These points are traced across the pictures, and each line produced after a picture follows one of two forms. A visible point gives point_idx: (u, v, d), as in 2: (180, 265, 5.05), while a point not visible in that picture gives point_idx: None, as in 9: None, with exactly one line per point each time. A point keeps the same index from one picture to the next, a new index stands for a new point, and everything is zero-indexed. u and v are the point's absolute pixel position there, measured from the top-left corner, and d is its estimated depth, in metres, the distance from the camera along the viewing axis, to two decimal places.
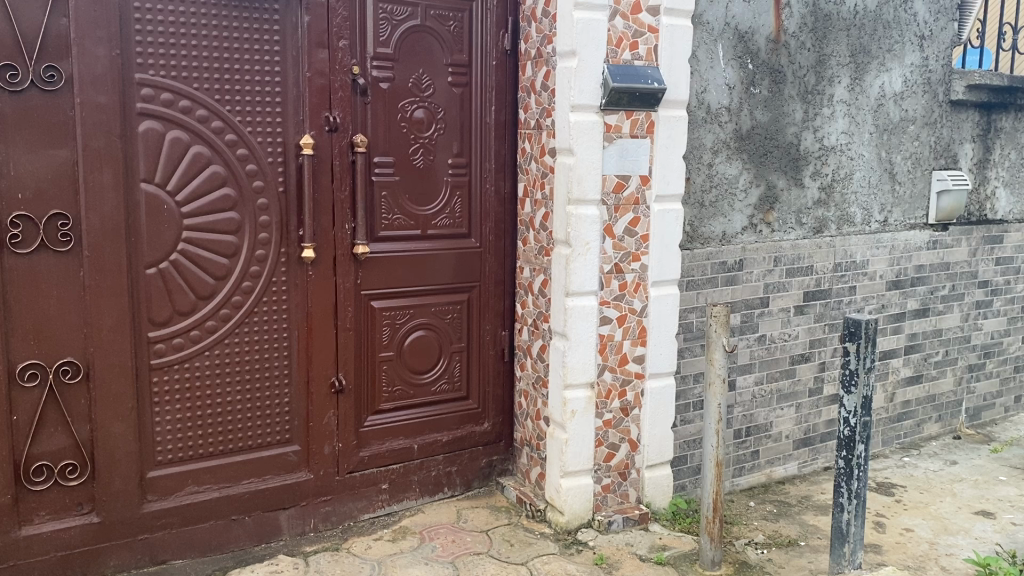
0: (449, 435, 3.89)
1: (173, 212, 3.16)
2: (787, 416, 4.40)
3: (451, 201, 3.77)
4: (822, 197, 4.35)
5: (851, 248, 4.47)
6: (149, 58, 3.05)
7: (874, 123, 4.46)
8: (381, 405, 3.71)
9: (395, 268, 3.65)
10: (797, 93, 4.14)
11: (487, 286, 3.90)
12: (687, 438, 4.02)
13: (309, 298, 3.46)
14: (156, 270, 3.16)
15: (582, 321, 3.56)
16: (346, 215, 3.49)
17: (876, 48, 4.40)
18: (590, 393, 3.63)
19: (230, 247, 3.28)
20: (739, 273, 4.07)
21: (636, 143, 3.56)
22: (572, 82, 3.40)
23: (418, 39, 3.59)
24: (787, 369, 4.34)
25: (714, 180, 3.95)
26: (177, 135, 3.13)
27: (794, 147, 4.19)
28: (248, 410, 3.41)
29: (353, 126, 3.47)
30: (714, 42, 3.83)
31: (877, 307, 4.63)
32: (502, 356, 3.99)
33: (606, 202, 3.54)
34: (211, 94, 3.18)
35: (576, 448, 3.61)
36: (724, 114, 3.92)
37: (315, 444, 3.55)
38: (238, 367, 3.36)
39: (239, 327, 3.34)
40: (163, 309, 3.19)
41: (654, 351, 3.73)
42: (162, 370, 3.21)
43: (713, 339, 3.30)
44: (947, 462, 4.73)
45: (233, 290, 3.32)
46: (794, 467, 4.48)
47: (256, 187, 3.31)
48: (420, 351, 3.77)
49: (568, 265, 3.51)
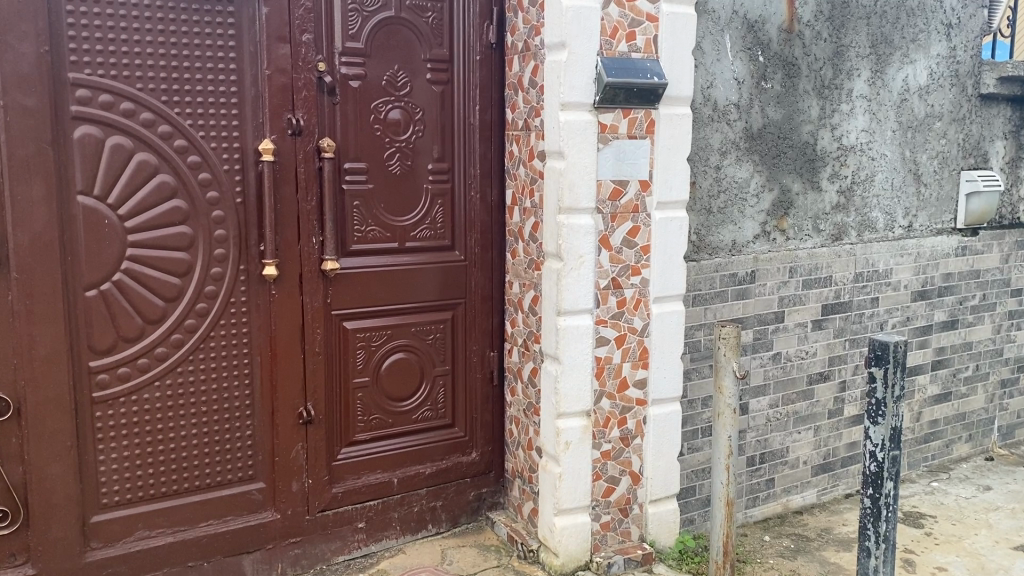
0: (433, 467, 3.54)
1: (115, 226, 2.83)
2: (804, 440, 4.04)
3: (432, 209, 3.42)
4: (841, 201, 3.97)
5: (874, 256, 4.10)
6: (84, 55, 2.72)
7: (898, 120, 4.08)
8: (356, 436, 3.37)
9: (369, 285, 3.31)
10: (813, 88, 3.77)
11: (474, 303, 3.55)
12: (694, 467, 3.68)
13: (272, 321, 3.13)
14: (97, 292, 2.83)
15: (577, 342, 3.20)
16: (313, 227, 3.15)
17: (899, 38, 4.02)
18: (586, 422, 3.27)
19: (182, 265, 2.96)
20: (751, 286, 3.70)
21: (635, 145, 3.21)
22: (562, 77, 3.04)
23: (392, 31, 3.25)
24: (804, 390, 3.98)
25: (722, 184, 3.59)
26: (119, 141, 2.80)
27: (811, 147, 3.82)
28: (205, 445, 3.08)
29: (319, 128, 3.13)
30: (720, 32, 3.47)
31: (901, 319, 4.26)
32: (491, 380, 3.63)
33: (602, 210, 3.18)
34: (157, 96, 2.84)
35: (571, 483, 3.26)
36: (733, 112, 3.56)
37: (282, 481, 3.22)
38: (193, 399, 3.04)
39: (193, 354, 3.01)
40: (106, 336, 2.86)
41: (657, 374, 3.37)
42: (106, 403, 2.88)
43: (721, 364, 2.93)
44: (980, 488, 4.35)
45: (186, 312, 2.99)
46: (813, 496, 4.12)
47: (210, 198, 2.98)
48: (400, 376, 3.43)
49: (559, 280, 3.15)
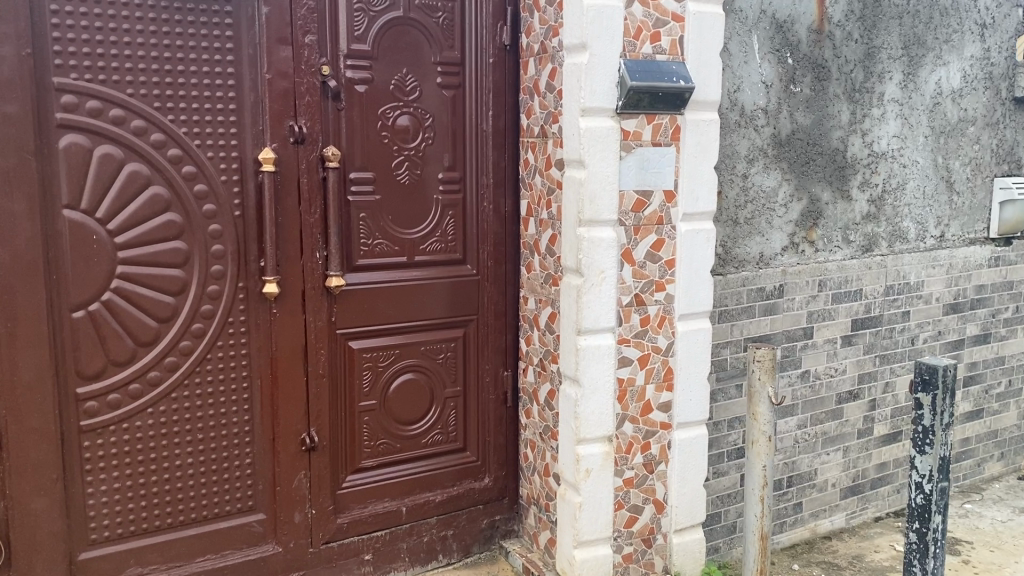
0: (443, 494, 3.34)
1: (105, 243, 2.63)
2: (833, 462, 3.84)
3: (443, 221, 3.22)
4: (871, 211, 3.77)
5: (905, 267, 3.90)
6: (70, 58, 2.53)
7: (930, 125, 3.88)
8: (362, 462, 3.16)
9: (376, 302, 3.10)
10: (843, 92, 3.57)
11: (487, 320, 3.34)
12: (720, 493, 3.49)
13: (273, 341, 2.93)
14: (85, 312, 2.64)
15: (597, 363, 3.00)
16: (316, 241, 2.95)
17: (932, 39, 3.82)
18: (607, 448, 3.07)
19: (176, 283, 2.76)
20: (779, 300, 3.51)
21: (660, 152, 3.00)
22: (582, 81, 2.84)
23: (401, 32, 3.05)
24: (833, 409, 3.78)
25: (749, 194, 3.39)
26: (109, 150, 2.60)
27: (840, 154, 3.62)
28: (202, 474, 2.88)
29: (323, 136, 2.93)
30: (748, 33, 3.28)
31: (933, 334, 4.07)
32: (505, 401, 3.43)
33: (624, 222, 2.98)
34: (149, 101, 2.64)
35: (591, 513, 3.05)
36: (761, 116, 3.36)
37: (284, 512, 3.02)
38: (189, 426, 2.84)
39: (188, 378, 2.81)
40: (95, 359, 2.66)
41: (683, 397, 3.17)
42: (95, 432, 2.69)
43: (756, 389, 2.73)
44: (1015, 510, 4.15)
45: (181, 333, 2.79)
46: (841, 520, 3.92)
47: (206, 211, 2.78)
48: (408, 398, 3.22)
49: (579, 297, 2.95)
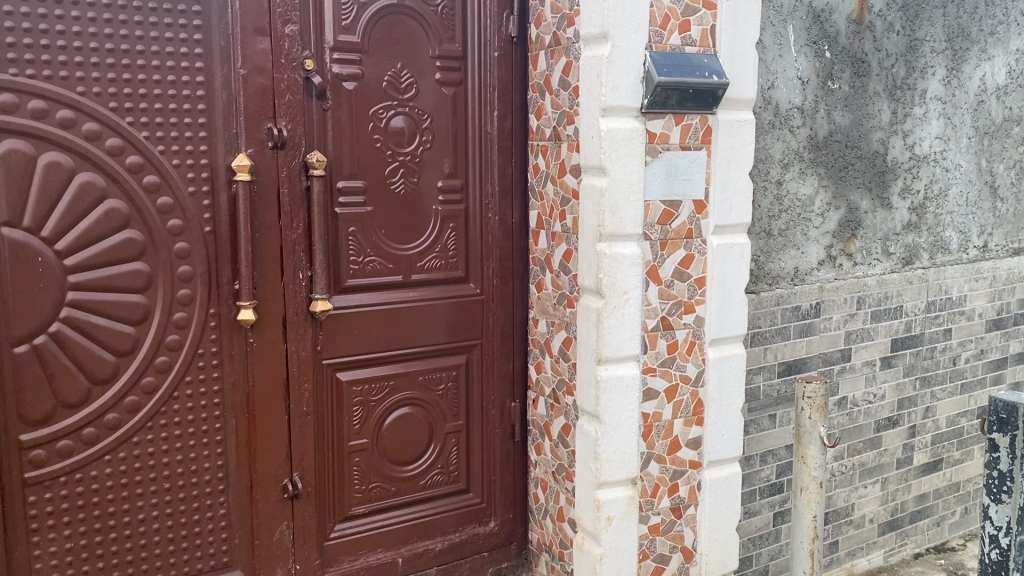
0: (444, 541, 2.97)
1: (52, 266, 2.27)
2: (871, 495, 3.49)
3: (443, 235, 2.85)
4: (912, 220, 3.43)
5: (946, 281, 3.57)
6: (8, 51, 2.16)
7: (973, 125, 3.55)
8: (352, 509, 2.79)
9: (366, 328, 2.74)
10: (883, 88, 3.23)
11: (492, 345, 2.98)
12: (752, 534, 3.15)
13: (250, 375, 2.56)
14: (29, 347, 2.27)
15: (619, 397, 2.64)
16: (299, 260, 2.59)
17: (977, 30, 3.48)
18: (631, 491, 2.71)
19: (137, 310, 2.39)
20: (815, 320, 3.16)
21: (689, 157, 2.65)
22: (604, 76, 2.48)
23: (394, 22, 2.68)
24: (871, 438, 3.44)
25: (784, 202, 3.06)
26: (56, 158, 2.23)
27: (880, 157, 3.28)
28: (169, 528, 2.51)
29: (306, 140, 2.56)
30: (783, 23, 2.94)
31: (975, 353, 3.73)
32: (513, 436, 3.06)
33: (650, 235, 2.63)
34: (103, 101, 2.27)
35: (613, 566, 2.70)
36: (796, 117, 3.02)
37: (264, 569, 2.65)
38: (154, 475, 2.47)
39: (152, 420, 2.44)
40: (42, 401, 2.30)
41: (714, 432, 2.82)
42: (43, 485, 2.32)
43: (805, 429, 2.37)
44: None
45: (143, 369, 2.42)
46: (879, 558, 3.58)
47: (172, 228, 2.41)
48: (405, 435, 2.85)
49: (599, 323, 2.59)
